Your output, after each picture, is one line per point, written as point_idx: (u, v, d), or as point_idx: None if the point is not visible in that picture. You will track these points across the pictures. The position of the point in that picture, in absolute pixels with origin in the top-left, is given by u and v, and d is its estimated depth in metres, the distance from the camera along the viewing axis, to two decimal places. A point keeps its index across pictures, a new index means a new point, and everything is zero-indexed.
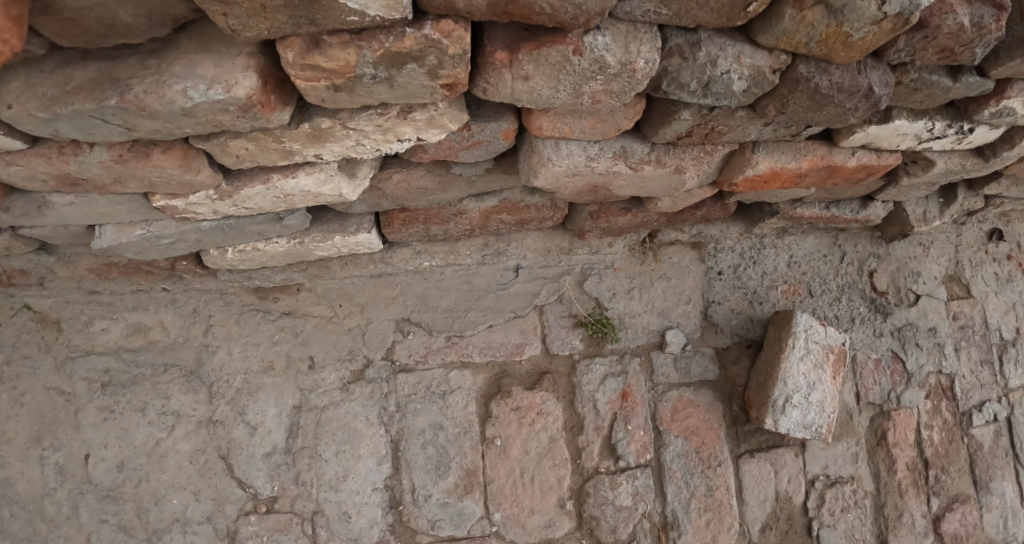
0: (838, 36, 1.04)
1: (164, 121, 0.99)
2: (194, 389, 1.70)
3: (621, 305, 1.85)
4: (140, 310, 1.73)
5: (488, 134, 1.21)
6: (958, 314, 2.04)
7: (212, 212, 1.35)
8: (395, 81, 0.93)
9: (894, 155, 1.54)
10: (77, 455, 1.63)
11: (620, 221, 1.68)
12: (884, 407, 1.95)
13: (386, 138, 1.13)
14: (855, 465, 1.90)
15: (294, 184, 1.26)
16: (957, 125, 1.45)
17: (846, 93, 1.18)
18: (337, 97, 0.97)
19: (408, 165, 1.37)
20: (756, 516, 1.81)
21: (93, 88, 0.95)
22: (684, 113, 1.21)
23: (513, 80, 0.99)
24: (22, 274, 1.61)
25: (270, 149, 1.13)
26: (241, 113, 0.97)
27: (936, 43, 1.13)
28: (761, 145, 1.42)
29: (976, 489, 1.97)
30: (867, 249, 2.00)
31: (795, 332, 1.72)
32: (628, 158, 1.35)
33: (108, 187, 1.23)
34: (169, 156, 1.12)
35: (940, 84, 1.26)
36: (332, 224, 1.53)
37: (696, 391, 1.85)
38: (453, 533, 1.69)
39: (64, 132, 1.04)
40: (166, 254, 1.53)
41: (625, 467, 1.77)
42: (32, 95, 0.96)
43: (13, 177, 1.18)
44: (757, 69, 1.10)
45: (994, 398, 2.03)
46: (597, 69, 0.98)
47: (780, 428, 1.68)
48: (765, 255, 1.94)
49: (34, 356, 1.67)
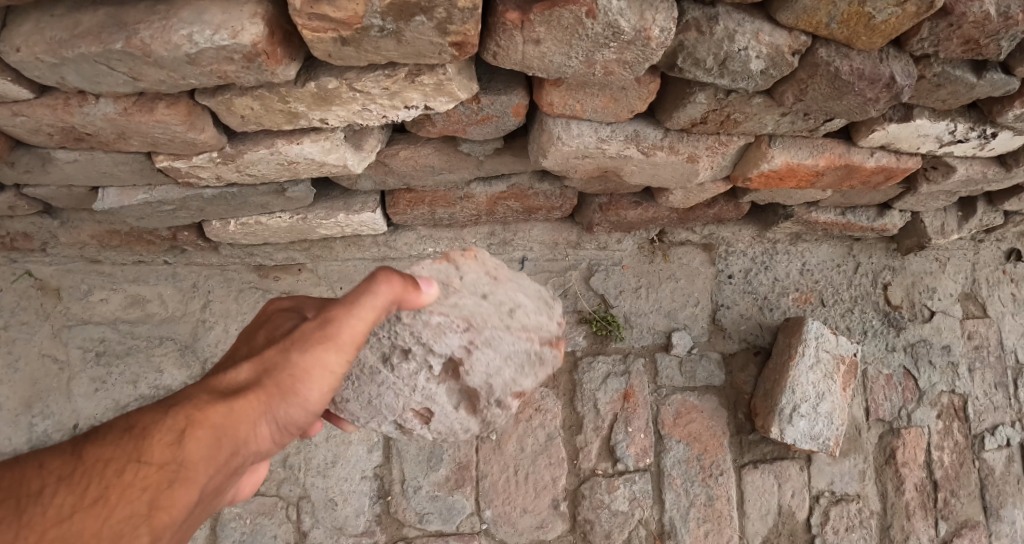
0: (859, 17, 1.01)
1: (170, 69, 0.98)
2: (187, 363, 1.75)
3: (627, 304, 1.80)
4: (141, 283, 1.75)
5: (498, 108, 1.19)
6: (973, 333, 1.97)
7: (215, 177, 1.34)
8: (403, 35, 0.91)
9: (914, 159, 1.50)
10: (67, 424, 1.66)
11: (630, 215, 1.64)
12: (894, 425, 1.87)
13: (394, 103, 1.11)
14: (862, 483, 1.83)
15: (298, 150, 1.24)
16: (980, 129, 1.41)
17: (867, 81, 1.14)
18: (345, 52, 0.95)
19: (415, 141, 1.35)
20: (757, 530, 1.74)
21: (100, 32, 0.93)
22: (699, 96, 1.18)
23: (524, 43, 0.97)
24: (25, 237, 1.60)
25: (275, 110, 1.11)
26: (247, 63, 0.96)
27: (961, 32, 1.09)
28: (777, 139, 1.38)
29: (987, 516, 1.89)
30: (882, 262, 1.94)
31: (806, 339, 1.65)
32: (640, 142, 1.31)
33: (112, 143, 1.22)
34: (173, 111, 1.10)
35: (963, 80, 1.22)
36: (338, 201, 1.51)
37: (701, 396, 1.79)
38: (441, 528, 1.64)
39: (70, 79, 1.03)
40: (168, 222, 1.53)
41: (623, 471, 1.71)
42: (40, 38, 0.95)
43: (18, 129, 1.17)
44: (776, 49, 1.07)
45: (1008, 422, 1.95)
46: (610, 35, 0.95)
47: (786, 438, 1.63)
48: (778, 261, 1.89)
49: (31, 323, 1.69)
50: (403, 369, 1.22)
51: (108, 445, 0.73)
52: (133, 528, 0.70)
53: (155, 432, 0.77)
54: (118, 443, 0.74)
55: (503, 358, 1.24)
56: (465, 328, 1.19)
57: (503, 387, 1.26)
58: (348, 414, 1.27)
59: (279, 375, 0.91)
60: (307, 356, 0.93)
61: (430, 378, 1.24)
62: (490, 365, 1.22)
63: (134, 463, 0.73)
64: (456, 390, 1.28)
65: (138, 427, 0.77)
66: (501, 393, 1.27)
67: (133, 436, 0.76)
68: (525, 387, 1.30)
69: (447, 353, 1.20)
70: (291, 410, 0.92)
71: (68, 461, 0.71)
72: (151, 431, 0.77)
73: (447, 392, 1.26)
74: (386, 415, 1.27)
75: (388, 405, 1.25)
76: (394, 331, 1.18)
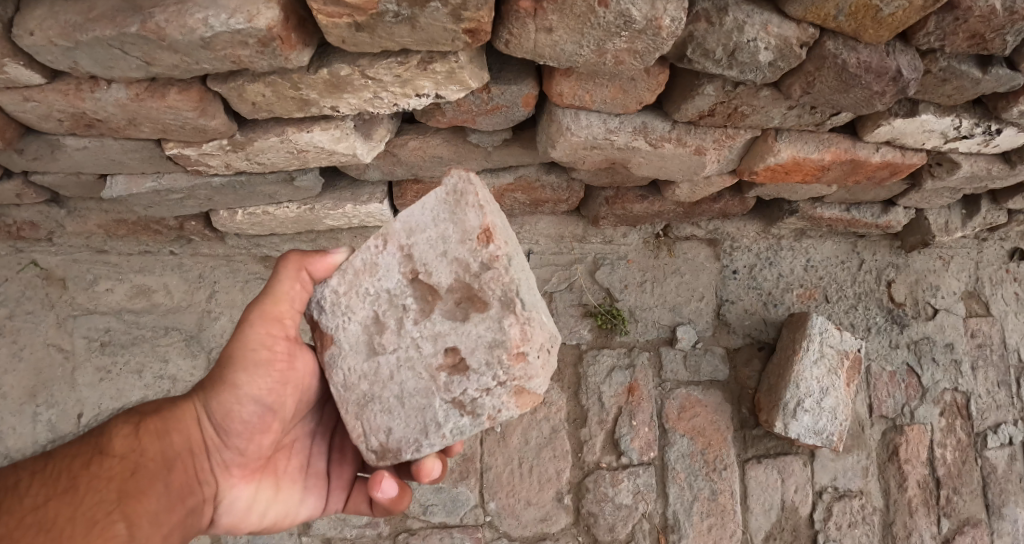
0: (867, 9, 1.02)
1: (183, 54, 0.99)
2: (193, 354, 1.76)
3: (632, 298, 1.81)
4: (146, 273, 1.76)
5: (508, 98, 1.20)
6: (976, 331, 1.97)
7: (224, 166, 1.34)
8: (417, 20, 0.91)
9: (919, 154, 1.51)
10: (71, 413, 1.66)
11: (636, 208, 1.65)
12: (897, 422, 1.88)
13: (405, 91, 1.12)
14: (865, 479, 1.83)
15: (308, 138, 1.24)
16: (986, 124, 1.41)
17: (874, 74, 1.15)
18: (358, 38, 0.96)
19: (424, 132, 1.36)
20: (760, 525, 1.75)
21: (115, 15, 0.94)
22: (707, 88, 1.18)
23: (537, 31, 0.98)
24: (32, 226, 1.59)
25: (287, 96, 1.12)
26: (261, 48, 0.96)
27: (967, 26, 1.10)
28: (783, 133, 1.39)
29: (988, 514, 1.90)
30: (885, 259, 1.95)
31: (810, 334, 1.65)
32: (648, 134, 1.32)
33: (122, 130, 1.22)
34: (185, 97, 1.11)
35: (969, 75, 1.23)
36: (345, 192, 1.51)
37: (705, 391, 1.79)
38: (445, 520, 1.65)
39: (83, 64, 1.03)
40: (175, 211, 1.53)
41: (627, 464, 1.71)
42: (54, 22, 0.95)
43: (29, 115, 1.17)
44: (785, 41, 1.08)
45: (1010, 421, 1.96)
46: (622, 24, 0.96)
47: (790, 433, 1.63)
48: (782, 257, 1.90)
49: (35, 312, 1.69)
50: (395, 343, 0.97)
51: (80, 444, 0.99)
52: (106, 513, 0.91)
53: (113, 432, 1.01)
54: (87, 442, 0.99)
55: (438, 223, 0.94)
56: (384, 242, 0.98)
57: (460, 242, 0.92)
58: (407, 448, 0.98)
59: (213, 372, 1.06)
60: (228, 348, 1.04)
61: (419, 322, 0.96)
62: (435, 245, 0.94)
63: (98, 456, 0.97)
64: (450, 305, 0.95)
65: (99, 432, 1.01)
66: (472, 261, 0.91)
67: (94, 440, 0.99)
68: (480, 223, 0.90)
69: (403, 282, 0.97)
70: (224, 400, 1.05)
71: (42, 459, 0.95)
72: (111, 430, 1.01)
73: (445, 314, 0.95)
74: (435, 406, 0.96)
75: (421, 392, 0.96)
76: (345, 308, 1.00)
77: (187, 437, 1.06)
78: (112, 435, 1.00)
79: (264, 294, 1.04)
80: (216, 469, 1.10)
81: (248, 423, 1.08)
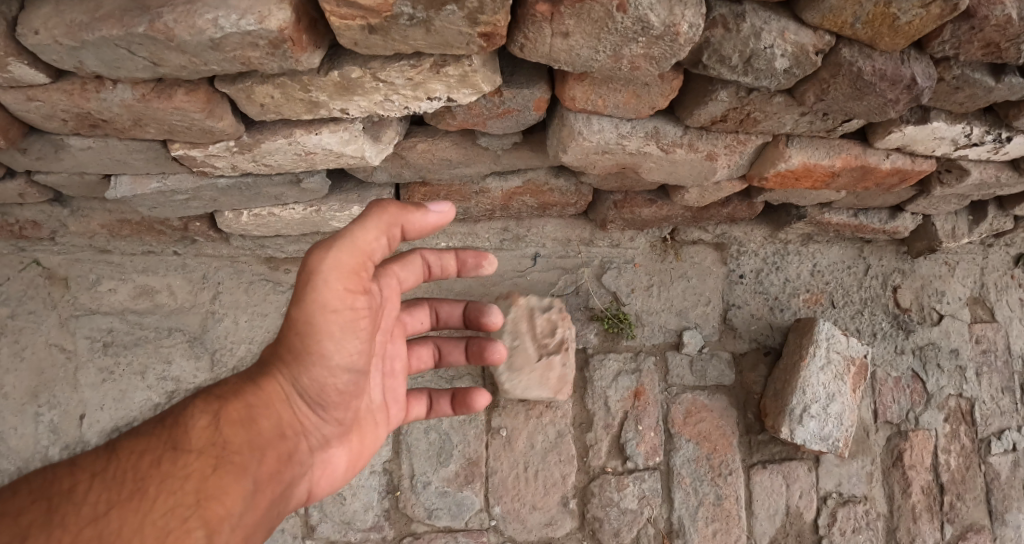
0: (884, 17, 1.01)
1: (191, 55, 0.97)
2: (196, 355, 1.74)
3: (639, 302, 1.80)
4: (150, 273, 1.74)
5: (520, 102, 1.19)
6: (980, 337, 1.97)
7: (230, 167, 1.33)
8: (431, 24, 0.90)
9: (929, 161, 1.50)
10: (73, 414, 1.65)
11: (644, 212, 1.64)
12: (902, 428, 1.88)
13: (416, 94, 1.11)
14: (869, 485, 1.83)
15: (316, 140, 1.23)
16: (996, 132, 1.41)
17: (889, 82, 1.14)
18: (371, 40, 0.94)
19: (433, 135, 1.34)
20: (764, 530, 1.74)
21: (122, 15, 0.92)
22: (721, 94, 1.17)
23: (552, 35, 0.97)
24: (34, 225, 1.58)
25: (296, 98, 1.11)
26: (271, 49, 0.95)
27: (983, 35, 1.09)
28: (794, 139, 1.38)
29: (991, 520, 1.90)
30: (892, 264, 1.95)
31: (817, 340, 1.65)
32: (660, 139, 1.31)
33: (128, 130, 1.21)
34: (192, 98, 1.09)
35: (982, 84, 1.22)
36: (351, 194, 1.50)
37: (711, 395, 1.79)
38: (450, 523, 1.65)
39: (89, 64, 1.02)
40: (179, 211, 1.52)
41: (633, 469, 1.71)
42: (61, 21, 0.94)
43: (33, 114, 1.16)
44: (801, 47, 1.07)
45: (1014, 427, 1.95)
46: (639, 29, 0.95)
47: (797, 438, 1.63)
48: (789, 261, 1.89)
49: (38, 312, 1.67)
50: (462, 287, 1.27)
51: (145, 437, 0.84)
52: (185, 519, 0.79)
53: (184, 424, 0.87)
54: (155, 434, 0.85)
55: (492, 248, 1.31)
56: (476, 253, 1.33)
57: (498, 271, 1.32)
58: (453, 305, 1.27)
59: (291, 343, 0.95)
60: (305, 316, 0.92)
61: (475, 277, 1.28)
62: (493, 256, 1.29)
63: (172, 453, 0.83)
64: None
65: (163, 424, 0.86)
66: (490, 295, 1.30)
67: (159, 435, 0.84)
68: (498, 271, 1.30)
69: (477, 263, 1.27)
70: (316, 374, 0.98)
71: (101, 457, 0.79)
72: (187, 421, 0.88)
73: None
74: None
75: None
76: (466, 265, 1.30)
77: (270, 416, 0.97)
78: (180, 429, 0.86)
79: (337, 249, 0.91)
80: (310, 441, 1.06)
81: (338, 390, 1.03)
